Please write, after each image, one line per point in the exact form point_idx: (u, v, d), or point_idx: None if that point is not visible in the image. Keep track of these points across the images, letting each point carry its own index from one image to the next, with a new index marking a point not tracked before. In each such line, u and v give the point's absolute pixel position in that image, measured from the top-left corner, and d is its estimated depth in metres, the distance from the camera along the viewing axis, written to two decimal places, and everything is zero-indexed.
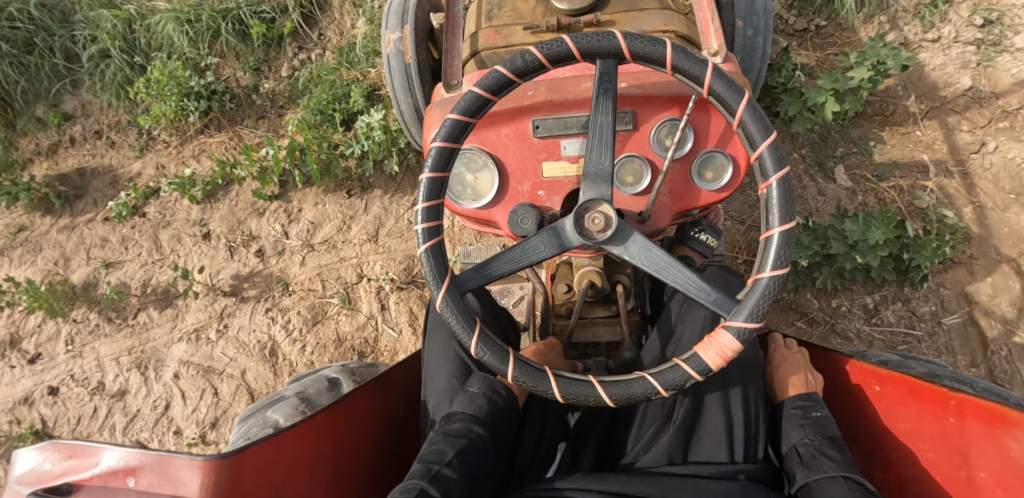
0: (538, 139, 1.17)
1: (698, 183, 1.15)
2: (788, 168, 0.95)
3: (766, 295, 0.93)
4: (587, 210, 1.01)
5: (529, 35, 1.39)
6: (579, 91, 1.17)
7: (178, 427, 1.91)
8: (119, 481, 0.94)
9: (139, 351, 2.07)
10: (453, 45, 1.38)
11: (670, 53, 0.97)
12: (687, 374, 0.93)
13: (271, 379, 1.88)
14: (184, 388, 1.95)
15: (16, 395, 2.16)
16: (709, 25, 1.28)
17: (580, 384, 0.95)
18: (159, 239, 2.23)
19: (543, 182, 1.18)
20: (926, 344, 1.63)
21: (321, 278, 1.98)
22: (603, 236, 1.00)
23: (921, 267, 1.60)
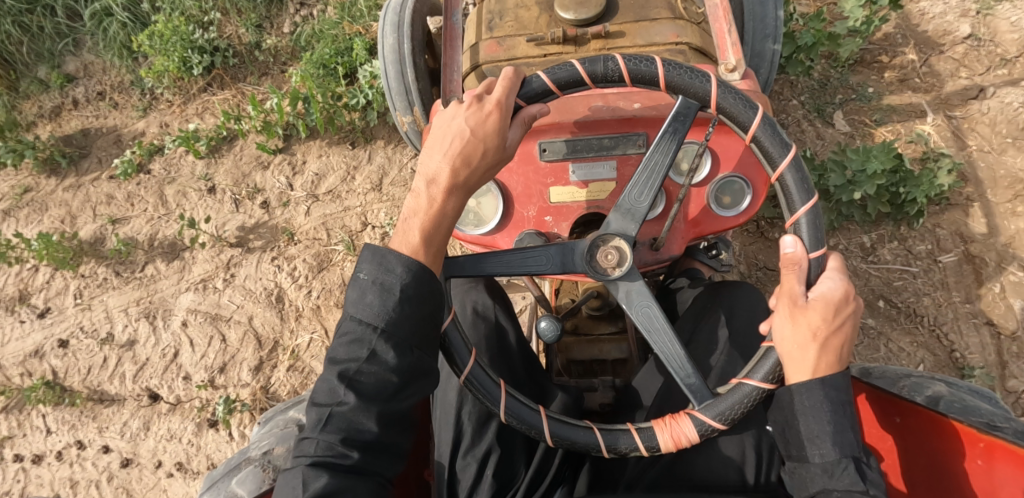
0: (544, 162, 1.23)
1: (715, 206, 1.21)
2: (817, 199, 0.98)
3: (742, 401, 0.97)
4: (603, 243, 1.05)
5: (532, 47, 1.45)
6: (588, 111, 1.22)
7: (187, 372, 1.95)
8: None
9: (148, 301, 2.10)
10: (452, 58, 1.39)
11: (670, 71, 1.01)
12: (636, 445, 1.01)
13: (277, 324, 1.91)
14: (192, 335, 1.98)
15: (28, 348, 2.21)
16: (726, 38, 1.30)
17: (530, 411, 1.03)
18: (164, 194, 2.25)
19: (550, 207, 1.24)
20: (922, 279, 1.61)
21: (326, 228, 1.99)
22: (619, 271, 1.05)
23: (917, 201, 1.60)
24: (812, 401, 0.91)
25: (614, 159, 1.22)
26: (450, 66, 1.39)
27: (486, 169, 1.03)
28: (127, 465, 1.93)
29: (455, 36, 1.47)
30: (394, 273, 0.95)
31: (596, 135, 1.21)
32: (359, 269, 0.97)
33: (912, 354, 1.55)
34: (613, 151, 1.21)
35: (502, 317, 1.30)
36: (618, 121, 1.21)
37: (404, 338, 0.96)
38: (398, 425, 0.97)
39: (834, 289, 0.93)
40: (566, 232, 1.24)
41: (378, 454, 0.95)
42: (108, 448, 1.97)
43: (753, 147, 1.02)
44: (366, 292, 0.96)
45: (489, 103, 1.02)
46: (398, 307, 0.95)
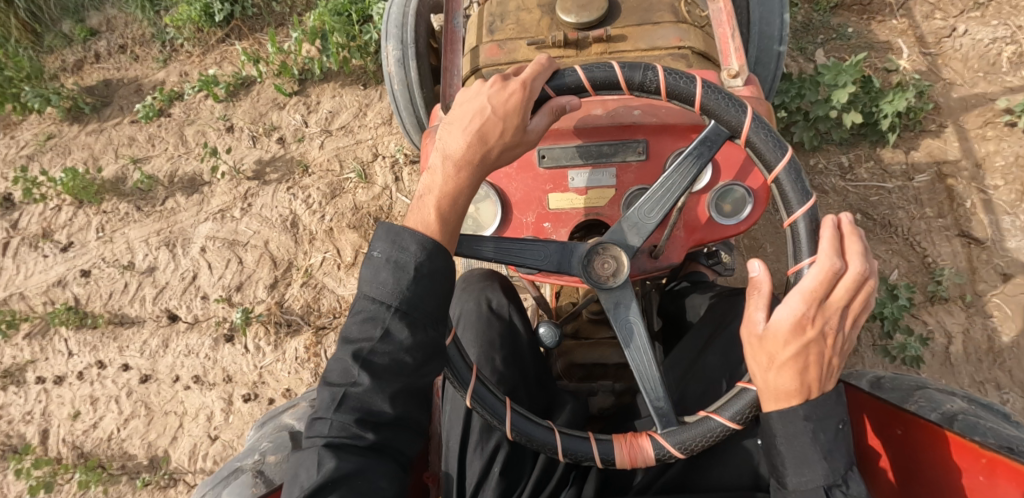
0: (544, 169, 1.28)
1: (714, 215, 1.21)
2: (825, 251, 0.93)
3: (708, 433, 0.98)
4: (603, 252, 1.05)
5: (533, 50, 1.50)
6: (588, 117, 1.26)
7: (205, 293, 2.05)
8: None
9: (167, 231, 2.21)
10: (454, 63, 1.51)
11: (700, 92, 1.00)
12: (591, 453, 1.02)
13: (292, 246, 2.02)
14: (211, 259, 2.09)
15: (51, 279, 2.32)
16: (729, 42, 1.38)
17: (530, 425, 1.03)
18: (184, 135, 2.37)
19: (549, 213, 1.28)
20: (896, 195, 1.73)
21: (339, 159, 2.11)
22: (614, 281, 1.05)
23: (888, 118, 1.72)
24: (792, 427, 0.87)
25: (613, 167, 1.26)
26: (451, 69, 1.50)
27: (505, 152, 1.01)
28: (146, 381, 2.02)
29: (457, 41, 1.56)
30: (409, 252, 0.94)
31: (596, 142, 1.25)
32: (374, 247, 0.96)
33: (887, 260, 1.66)
34: (612, 158, 1.25)
35: (515, 315, 1.29)
36: (617, 128, 1.25)
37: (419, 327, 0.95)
38: (407, 403, 0.98)
39: (784, 321, 0.84)
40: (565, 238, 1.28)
41: (391, 434, 0.97)
42: (127, 365, 2.07)
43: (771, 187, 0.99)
44: (378, 269, 0.95)
45: (515, 83, 0.99)
46: (412, 285, 0.94)
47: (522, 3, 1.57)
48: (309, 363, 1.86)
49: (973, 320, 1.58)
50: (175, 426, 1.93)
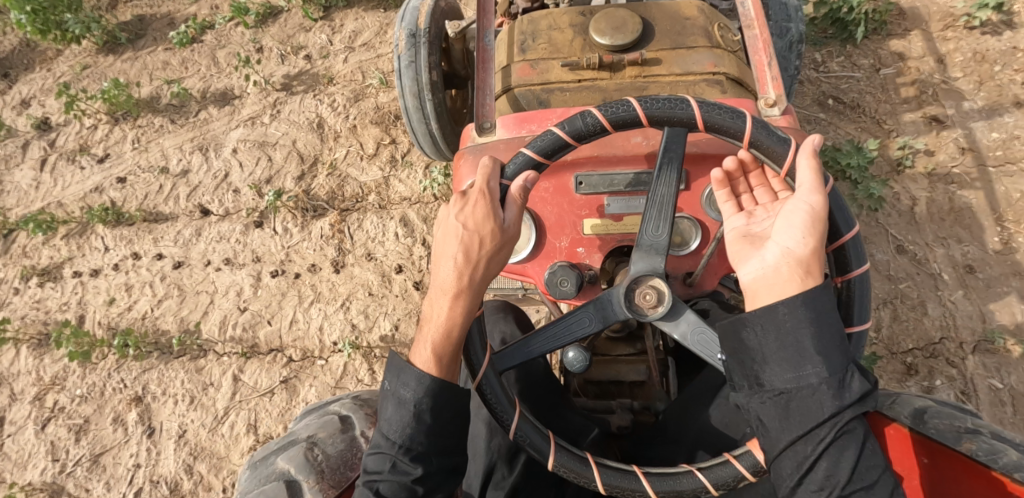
0: (579, 195, 1.24)
1: None
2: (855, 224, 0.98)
3: None
4: (638, 284, 1.04)
5: (566, 71, 1.42)
6: (627, 146, 1.23)
7: (237, 187, 2.23)
8: None
9: (201, 138, 2.38)
10: (487, 81, 1.42)
11: (639, 108, 1.04)
12: (738, 473, 0.97)
13: (318, 144, 2.20)
14: (242, 159, 2.27)
15: (88, 187, 2.48)
16: (767, 73, 1.38)
17: (618, 474, 1.00)
18: (216, 57, 2.56)
19: (583, 238, 1.25)
20: (864, 82, 1.92)
21: (362, 70, 2.31)
22: (656, 311, 1.04)
23: (854, 12, 1.92)
24: (794, 320, 0.86)
25: (648, 193, 1.22)
26: (483, 89, 1.42)
27: (494, 254, 1.03)
28: (180, 266, 2.18)
29: (488, 58, 1.47)
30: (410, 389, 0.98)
31: (636, 171, 1.21)
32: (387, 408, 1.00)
33: (858, 137, 1.83)
34: (652, 187, 1.21)
35: (525, 344, 1.33)
36: (656, 157, 1.22)
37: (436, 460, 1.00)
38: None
39: (815, 202, 0.93)
40: (598, 264, 1.25)
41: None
42: (161, 255, 2.22)
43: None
44: (386, 406, 1.00)
45: (473, 191, 1.04)
46: (415, 423, 0.98)
47: (553, 20, 1.50)
48: (333, 240, 2.03)
49: (934, 185, 1.75)
50: (206, 303, 2.08)
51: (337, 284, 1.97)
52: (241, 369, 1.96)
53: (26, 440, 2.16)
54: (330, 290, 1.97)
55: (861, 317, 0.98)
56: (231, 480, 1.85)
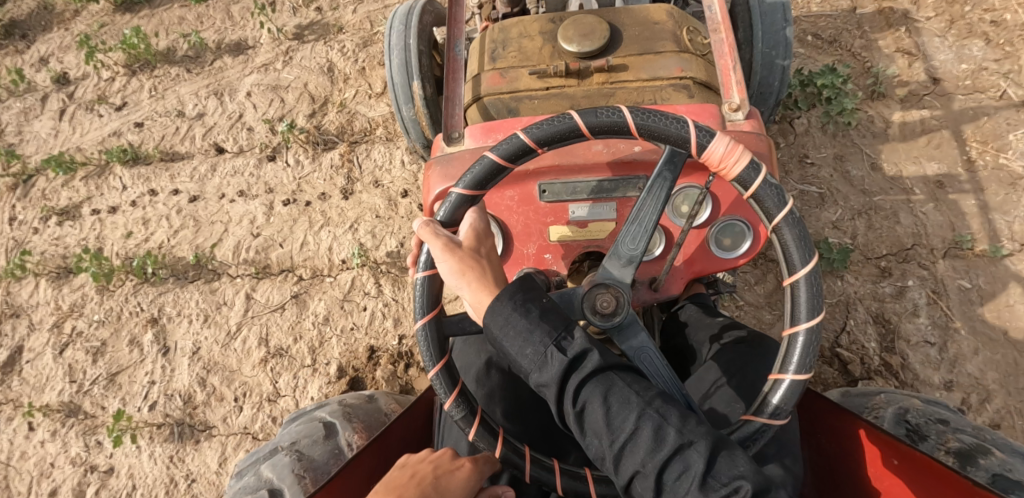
0: (544, 202, 1.31)
1: (715, 249, 1.29)
2: (802, 225, 1.04)
3: (790, 390, 1.02)
4: (597, 292, 1.09)
5: (535, 79, 1.48)
6: (587, 155, 1.28)
7: (250, 126, 2.34)
8: None
9: (216, 84, 2.50)
10: (455, 91, 1.48)
11: (630, 117, 1.07)
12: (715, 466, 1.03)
13: (328, 86, 2.32)
14: (255, 101, 2.38)
15: (106, 132, 2.59)
16: (732, 76, 1.36)
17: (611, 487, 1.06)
18: (231, 11, 2.68)
19: (549, 245, 1.32)
20: (841, 21, 2.05)
21: (370, 20, 2.44)
22: (617, 316, 1.08)
23: None
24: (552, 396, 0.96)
25: (614, 201, 1.29)
26: (453, 99, 1.48)
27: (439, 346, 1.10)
28: (195, 200, 2.29)
29: (459, 68, 1.54)
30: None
31: (599, 179, 1.28)
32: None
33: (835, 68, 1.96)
34: (613, 194, 1.28)
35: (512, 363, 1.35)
36: (619, 165, 1.27)
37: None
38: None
39: (450, 266, 1.04)
40: (564, 270, 1.33)
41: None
42: (178, 190, 2.33)
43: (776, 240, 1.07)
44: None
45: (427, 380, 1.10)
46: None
47: (524, 29, 1.56)
48: (342, 170, 2.15)
49: (904, 110, 1.86)
50: (220, 231, 2.19)
51: (345, 209, 2.08)
52: (254, 289, 2.06)
53: (44, 365, 2.25)
54: (339, 215, 2.08)
55: (808, 313, 1.03)
56: (242, 390, 1.94)
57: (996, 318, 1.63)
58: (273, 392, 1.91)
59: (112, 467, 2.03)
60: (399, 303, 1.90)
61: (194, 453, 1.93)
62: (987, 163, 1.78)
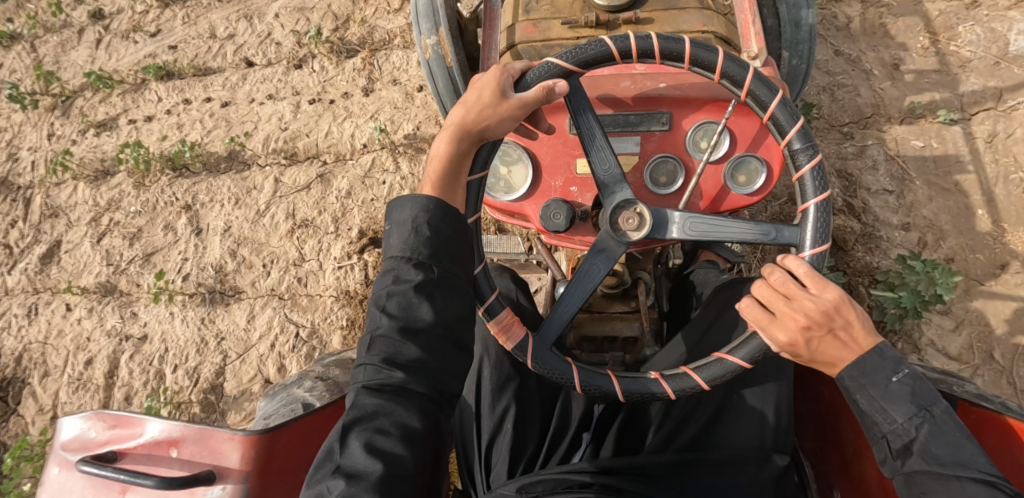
0: (572, 135, 1.38)
1: (732, 185, 1.32)
2: (821, 157, 1.06)
3: None
4: (622, 210, 1.15)
5: (567, 29, 1.50)
6: (618, 90, 1.33)
7: (278, 41, 2.57)
8: (163, 451, 1.17)
9: (245, 9, 2.73)
10: (491, 38, 1.58)
11: (688, 48, 1.08)
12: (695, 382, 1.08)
13: (349, 5, 2.54)
14: (283, 21, 2.61)
15: (142, 55, 2.80)
16: (750, 27, 1.43)
17: (598, 376, 1.13)
18: None
19: (575, 178, 1.38)
20: None
21: None
22: (635, 236, 1.15)
23: None
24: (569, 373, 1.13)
25: (637, 135, 1.34)
26: (490, 44, 1.59)
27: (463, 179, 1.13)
28: (227, 105, 2.49)
29: (496, 19, 1.61)
30: (409, 210, 1.01)
31: (622, 112, 1.33)
32: (400, 212, 1.02)
33: None
34: (639, 127, 1.33)
35: (522, 298, 1.49)
36: (643, 99, 1.33)
37: (452, 223, 1.02)
38: (446, 297, 1.00)
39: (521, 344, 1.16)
40: (589, 202, 1.38)
41: (423, 378, 0.97)
42: (210, 98, 2.54)
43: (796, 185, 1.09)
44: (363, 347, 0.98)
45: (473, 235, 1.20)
46: (415, 235, 1.00)
47: None
48: (364, 72, 2.37)
49: (867, 9, 2.07)
50: (250, 128, 2.39)
51: (367, 104, 2.30)
52: (282, 173, 2.26)
53: (82, 254, 2.43)
54: (361, 109, 2.30)
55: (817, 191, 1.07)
56: (270, 258, 2.13)
57: (949, 172, 1.82)
58: (298, 257, 2.10)
59: (146, 335, 2.19)
60: (415, 176, 2.11)
61: (224, 314, 2.11)
62: (940, 50, 1.97)
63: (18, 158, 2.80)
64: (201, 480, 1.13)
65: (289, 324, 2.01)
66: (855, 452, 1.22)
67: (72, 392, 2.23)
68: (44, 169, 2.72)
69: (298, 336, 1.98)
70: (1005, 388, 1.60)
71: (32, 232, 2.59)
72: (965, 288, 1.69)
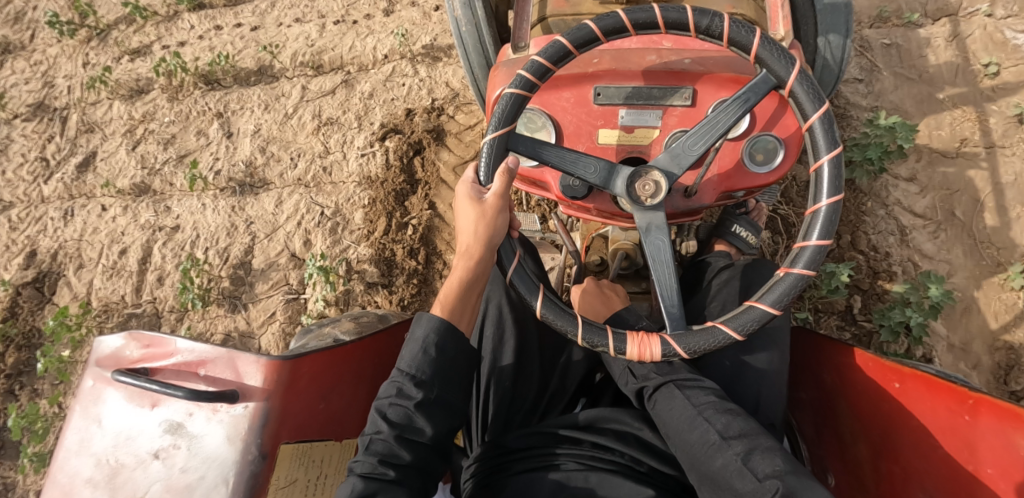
0: (597, 106, 1.30)
1: (749, 163, 1.25)
2: (840, 148, 1.06)
3: (813, 260, 1.05)
4: (640, 176, 1.10)
5: (597, 5, 1.55)
6: (641, 62, 1.29)
7: None
8: (191, 370, 1.25)
9: None
10: (524, 10, 1.49)
11: (693, 17, 1.08)
12: (727, 335, 1.06)
13: None
14: None
15: None
16: (778, 11, 1.41)
17: (602, 334, 1.09)
18: None
19: (597, 147, 1.30)
20: None
21: None
22: (652, 203, 1.11)
23: None
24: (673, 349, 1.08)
25: (659, 109, 1.28)
26: (520, 15, 1.49)
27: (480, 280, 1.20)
28: (256, 29, 2.69)
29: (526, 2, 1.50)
30: (419, 329, 1.17)
31: (637, 86, 1.27)
32: (414, 330, 1.19)
33: None
34: (661, 101, 1.27)
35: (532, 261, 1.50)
36: (667, 73, 1.28)
37: (456, 347, 1.18)
38: (441, 413, 1.16)
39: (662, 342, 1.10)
40: None
41: (413, 476, 1.12)
42: (241, 24, 2.74)
43: (807, 135, 1.09)
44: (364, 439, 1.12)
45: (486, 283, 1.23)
46: (421, 354, 1.16)
47: None
48: None
49: None
50: (278, 44, 2.59)
51: (387, 23, 2.50)
52: (308, 82, 2.46)
53: (117, 160, 2.60)
54: (381, 27, 2.50)
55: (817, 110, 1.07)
56: (297, 153, 2.31)
57: (915, 65, 2.03)
58: (323, 150, 2.28)
59: (179, 225, 2.36)
60: (432, 79, 2.31)
61: (254, 202, 2.28)
62: None
63: (54, 85, 2.96)
64: (225, 396, 1.21)
65: (315, 206, 2.18)
66: (853, 436, 1.35)
67: (107, 278, 2.37)
68: (80, 91, 2.89)
69: (323, 215, 2.15)
70: (966, 240, 1.78)
71: (68, 146, 2.75)
72: (928, 160, 1.88)
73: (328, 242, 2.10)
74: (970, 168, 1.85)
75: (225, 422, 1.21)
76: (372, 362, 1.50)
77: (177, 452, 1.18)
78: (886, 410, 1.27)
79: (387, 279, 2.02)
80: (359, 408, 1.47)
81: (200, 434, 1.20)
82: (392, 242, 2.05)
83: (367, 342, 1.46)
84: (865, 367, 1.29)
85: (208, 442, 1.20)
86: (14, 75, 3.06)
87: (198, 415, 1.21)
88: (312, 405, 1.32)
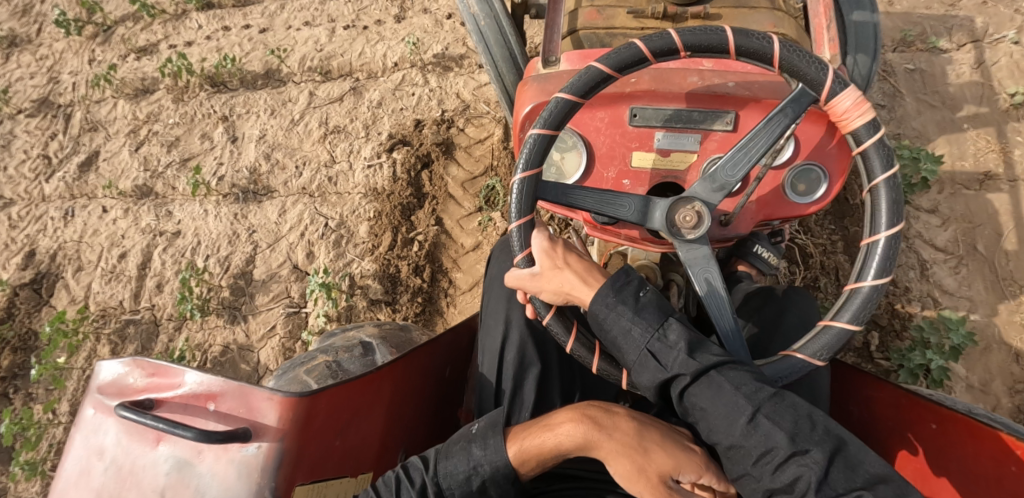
0: (633, 127, 1.20)
1: (792, 194, 1.19)
2: (897, 169, 1.00)
3: (867, 300, 0.98)
4: (680, 206, 1.06)
5: (630, 18, 1.49)
6: (683, 84, 1.17)
7: None
8: (200, 403, 1.13)
9: None
10: (555, 20, 1.40)
11: (732, 36, 1.01)
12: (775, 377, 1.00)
13: None
14: None
15: None
16: (824, 34, 1.37)
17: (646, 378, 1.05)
18: None
19: (630, 171, 1.23)
20: None
21: None
22: (693, 233, 1.06)
23: None
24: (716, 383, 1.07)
25: (698, 133, 1.18)
26: (551, 27, 1.40)
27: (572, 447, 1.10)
28: (265, 31, 2.64)
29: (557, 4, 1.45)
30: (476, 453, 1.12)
31: (679, 108, 1.17)
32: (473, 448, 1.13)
33: None
34: (701, 125, 1.18)
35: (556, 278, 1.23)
36: (709, 96, 1.16)
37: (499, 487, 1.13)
38: None
39: None
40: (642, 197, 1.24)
41: None
42: (249, 25, 2.70)
43: (860, 160, 1.03)
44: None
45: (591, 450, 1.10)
46: (465, 480, 1.11)
47: None
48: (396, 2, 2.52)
49: None
50: (287, 48, 2.54)
51: (398, 29, 2.45)
52: (316, 88, 2.42)
53: (120, 161, 2.56)
54: (393, 33, 2.45)
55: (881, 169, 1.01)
56: (303, 161, 2.27)
57: (938, 92, 1.97)
58: (329, 159, 2.23)
59: (180, 231, 2.31)
60: (442, 89, 2.26)
61: (257, 210, 2.23)
62: None
63: (59, 81, 2.92)
64: (237, 436, 1.09)
65: (319, 217, 2.14)
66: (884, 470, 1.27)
67: (105, 282, 2.33)
68: (86, 88, 2.85)
69: (327, 227, 2.11)
70: (987, 276, 1.73)
71: (71, 144, 2.71)
72: (950, 191, 1.82)
73: (331, 256, 2.06)
74: (993, 201, 1.80)
75: (236, 462, 1.10)
76: (392, 386, 1.35)
77: (185, 493, 1.08)
78: (919, 451, 1.19)
79: (391, 296, 1.97)
80: (379, 433, 1.35)
81: (206, 476, 1.09)
82: (397, 259, 2.01)
83: (390, 370, 1.33)
84: (897, 403, 1.21)
85: (217, 483, 1.09)
86: (19, 69, 3.01)
87: (207, 455, 1.10)
88: (328, 443, 1.21)
